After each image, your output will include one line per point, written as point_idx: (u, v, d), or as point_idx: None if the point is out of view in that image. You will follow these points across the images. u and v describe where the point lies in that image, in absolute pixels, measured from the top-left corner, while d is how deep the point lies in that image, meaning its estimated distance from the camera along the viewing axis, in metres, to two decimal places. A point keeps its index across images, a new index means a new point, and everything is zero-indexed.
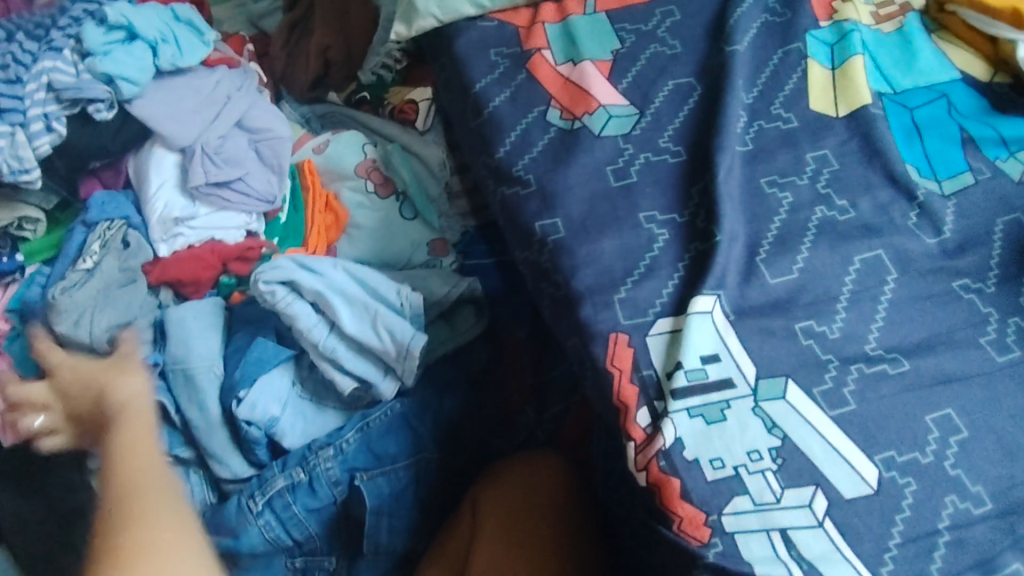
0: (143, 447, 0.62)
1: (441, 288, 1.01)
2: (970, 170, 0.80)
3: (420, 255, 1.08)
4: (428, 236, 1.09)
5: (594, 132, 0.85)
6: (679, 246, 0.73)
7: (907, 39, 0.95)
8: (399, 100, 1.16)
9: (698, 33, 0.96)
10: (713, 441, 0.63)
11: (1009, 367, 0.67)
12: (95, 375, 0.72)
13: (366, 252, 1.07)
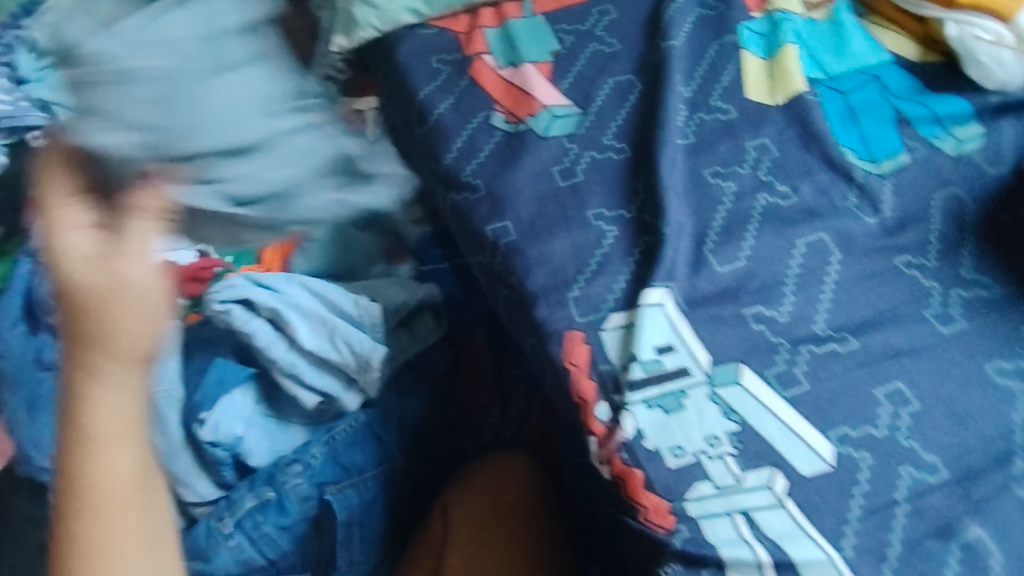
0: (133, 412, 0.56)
1: (398, 295, 1.00)
2: (905, 149, 0.82)
3: (376, 266, 1.07)
4: (382, 244, 1.08)
5: (539, 134, 0.87)
6: (628, 242, 0.75)
7: (838, 24, 0.97)
8: None
9: (636, 31, 0.98)
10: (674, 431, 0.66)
11: (953, 338, 0.70)
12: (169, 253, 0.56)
13: (320, 263, 1.04)
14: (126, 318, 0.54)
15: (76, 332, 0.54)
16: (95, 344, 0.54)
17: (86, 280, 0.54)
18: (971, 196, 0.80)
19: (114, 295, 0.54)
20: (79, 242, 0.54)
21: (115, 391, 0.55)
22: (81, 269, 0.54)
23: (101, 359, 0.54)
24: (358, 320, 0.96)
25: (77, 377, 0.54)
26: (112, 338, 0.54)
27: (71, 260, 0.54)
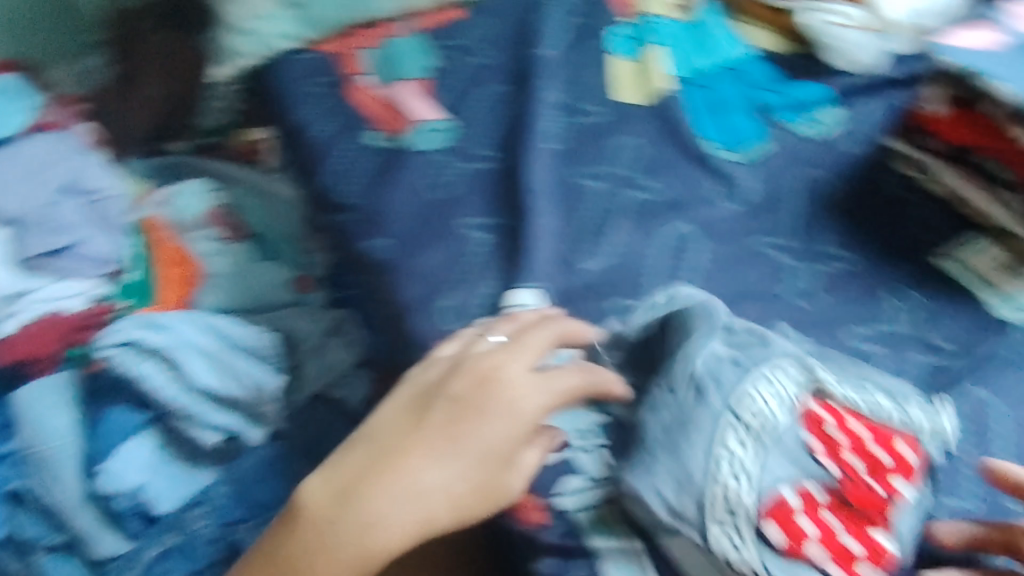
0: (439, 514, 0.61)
1: (309, 325, 1.01)
2: (768, 136, 0.86)
3: (284, 294, 1.05)
4: (289, 274, 1.06)
5: (411, 149, 0.88)
6: (499, 248, 0.79)
7: (703, 25, 0.98)
8: (242, 142, 1.19)
9: (506, 36, 0.97)
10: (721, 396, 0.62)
11: (809, 309, 0.75)
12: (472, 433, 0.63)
13: (226, 300, 1.04)
14: (436, 458, 0.61)
15: (364, 435, 0.64)
16: (416, 472, 0.61)
17: (479, 490, 0.61)
18: (832, 174, 0.84)
19: (449, 489, 0.61)
20: (517, 475, 0.63)
21: (365, 517, 0.59)
22: (458, 489, 0.61)
23: (428, 469, 0.61)
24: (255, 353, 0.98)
25: (374, 474, 0.61)
26: (422, 488, 0.60)
27: (510, 482, 0.63)
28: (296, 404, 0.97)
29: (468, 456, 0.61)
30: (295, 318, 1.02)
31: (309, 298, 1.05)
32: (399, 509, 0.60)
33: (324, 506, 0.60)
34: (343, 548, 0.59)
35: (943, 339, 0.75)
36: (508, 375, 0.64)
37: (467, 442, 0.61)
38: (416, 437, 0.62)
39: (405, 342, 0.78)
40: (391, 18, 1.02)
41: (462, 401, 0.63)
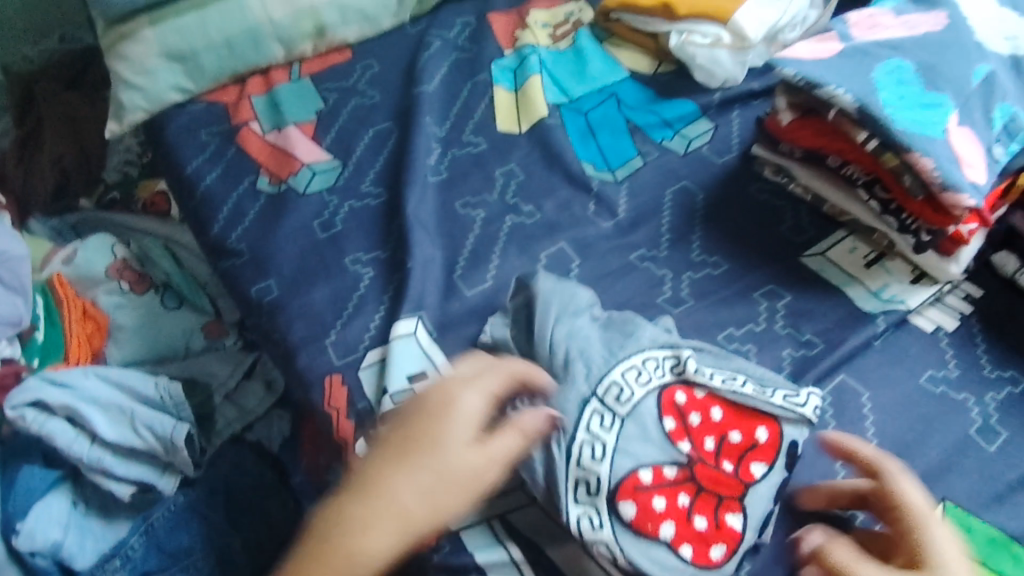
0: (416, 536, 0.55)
1: (223, 369, 1.04)
2: (638, 155, 0.91)
3: (197, 341, 1.07)
4: (200, 320, 1.08)
5: (299, 191, 0.91)
6: (381, 280, 0.83)
7: (579, 49, 1.01)
8: (149, 193, 1.19)
9: (391, 75, 1.03)
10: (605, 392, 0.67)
11: (683, 315, 0.78)
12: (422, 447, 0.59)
13: (136, 353, 1.05)
14: (400, 469, 0.56)
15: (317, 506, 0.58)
16: (385, 491, 0.55)
17: (452, 479, 0.56)
18: (700, 185, 0.88)
19: (412, 491, 0.55)
20: (474, 454, 0.57)
21: (351, 545, 0.53)
22: (423, 502, 0.55)
23: (394, 484, 0.55)
24: (161, 403, 0.97)
25: (335, 523, 0.54)
26: (395, 496, 0.55)
27: (467, 461, 0.57)
28: (209, 451, 0.99)
29: (424, 458, 0.56)
30: (206, 362, 1.04)
31: (221, 343, 1.08)
32: (373, 522, 0.54)
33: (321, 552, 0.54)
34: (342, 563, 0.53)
35: (810, 333, 0.77)
36: (442, 383, 0.61)
37: (421, 442, 0.57)
38: (371, 466, 0.57)
39: (298, 380, 0.79)
40: (281, 62, 1.05)
41: (415, 417, 0.59)
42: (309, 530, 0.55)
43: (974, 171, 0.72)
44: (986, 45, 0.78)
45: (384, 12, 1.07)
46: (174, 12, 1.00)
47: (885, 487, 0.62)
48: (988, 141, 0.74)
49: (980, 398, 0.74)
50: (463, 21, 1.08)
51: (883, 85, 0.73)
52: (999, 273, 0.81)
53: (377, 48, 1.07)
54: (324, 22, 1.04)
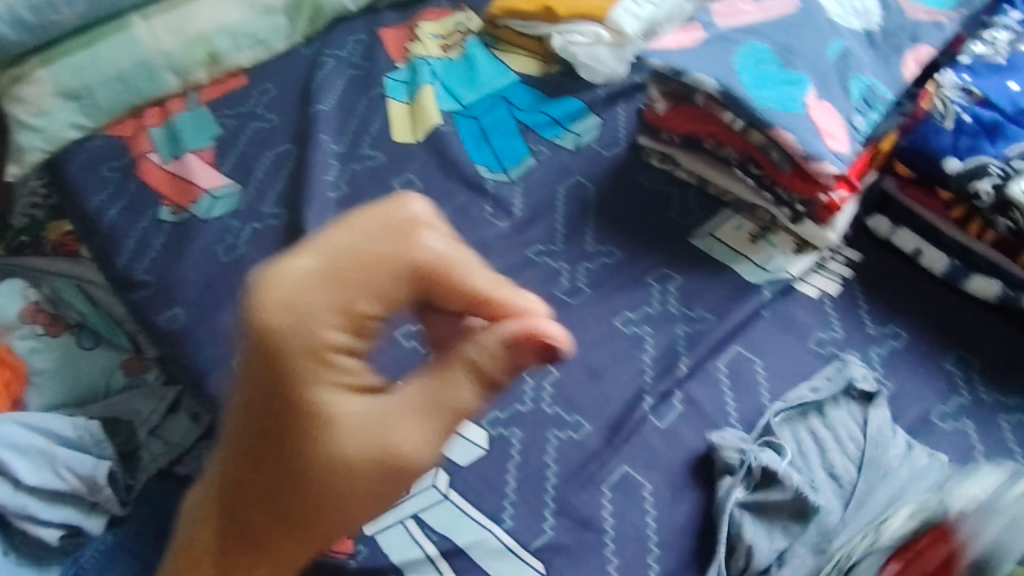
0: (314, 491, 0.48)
1: (148, 405, 1.03)
2: (530, 154, 0.94)
3: (117, 380, 1.07)
4: (120, 358, 1.08)
5: (200, 218, 0.92)
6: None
7: (469, 58, 1.04)
8: (58, 235, 1.18)
9: (287, 95, 1.04)
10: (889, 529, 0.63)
11: (582, 303, 0.81)
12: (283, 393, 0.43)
13: (55, 398, 1.03)
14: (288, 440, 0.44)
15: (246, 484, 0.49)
16: (252, 465, 0.46)
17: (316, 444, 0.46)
18: (592, 179, 0.91)
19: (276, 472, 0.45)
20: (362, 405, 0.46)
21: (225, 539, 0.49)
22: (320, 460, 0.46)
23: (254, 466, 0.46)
24: (81, 442, 0.96)
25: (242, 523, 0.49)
26: (262, 469, 0.46)
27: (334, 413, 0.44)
28: (136, 488, 0.99)
29: (302, 437, 0.44)
30: (129, 399, 1.04)
31: (143, 378, 1.07)
32: (227, 487, 0.47)
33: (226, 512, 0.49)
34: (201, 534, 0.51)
35: (701, 310, 0.80)
36: (288, 296, 0.41)
37: (296, 429, 0.44)
38: (243, 430, 0.46)
39: (209, 404, 0.80)
40: (176, 92, 1.05)
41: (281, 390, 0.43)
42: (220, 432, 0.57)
43: (836, 142, 0.76)
44: (837, 22, 0.84)
45: (276, 35, 1.09)
46: (65, 50, 1.00)
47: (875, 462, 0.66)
48: (848, 113, 0.79)
49: (864, 354, 0.77)
50: (355, 38, 1.10)
51: (742, 68, 0.78)
52: (875, 235, 0.84)
53: (273, 70, 1.08)
54: (216, 49, 1.06)
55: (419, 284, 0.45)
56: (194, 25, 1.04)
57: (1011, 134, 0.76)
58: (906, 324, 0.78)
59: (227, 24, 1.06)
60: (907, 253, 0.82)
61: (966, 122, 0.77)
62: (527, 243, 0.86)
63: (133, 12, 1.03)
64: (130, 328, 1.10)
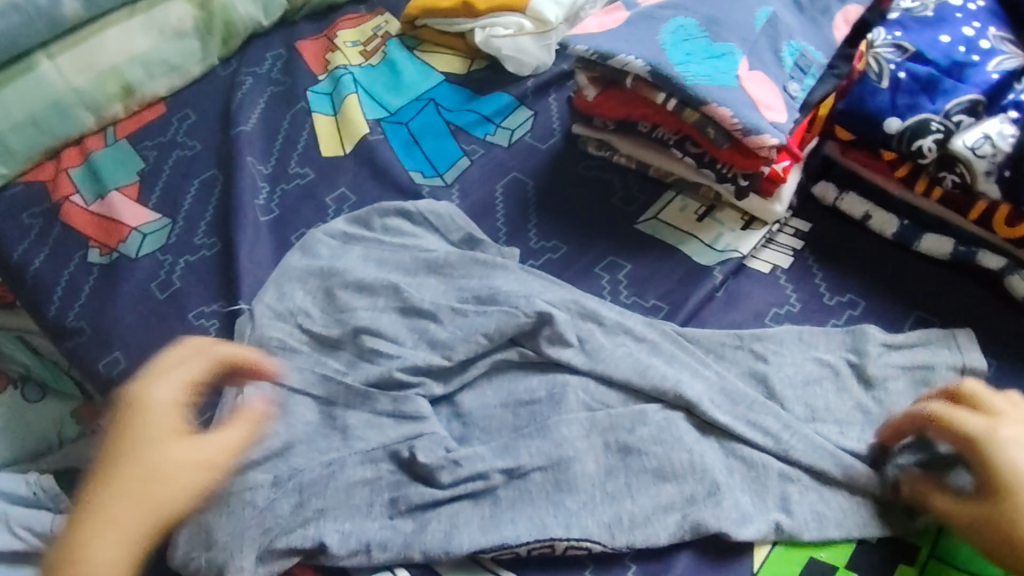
0: (183, 471, 0.65)
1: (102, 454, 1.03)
2: (465, 154, 0.90)
3: (69, 428, 1.05)
4: (69, 408, 1.07)
5: (131, 258, 0.90)
6: (226, 332, 0.82)
7: (391, 63, 1.00)
8: None
9: (209, 120, 1.01)
10: (467, 290, 0.78)
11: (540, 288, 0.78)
12: (155, 414, 0.67)
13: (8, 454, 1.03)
14: (115, 480, 0.64)
15: (151, 470, 0.64)
16: (125, 425, 0.67)
17: (133, 505, 0.63)
18: (530, 173, 0.88)
19: (135, 414, 0.67)
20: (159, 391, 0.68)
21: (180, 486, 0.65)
22: (170, 451, 0.65)
23: (108, 498, 0.63)
24: (37, 499, 0.95)
25: (148, 444, 0.65)
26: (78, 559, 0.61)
27: (154, 404, 0.67)
28: None
29: (129, 415, 0.67)
30: (82, 447, 1.02)
31: (94, 424, 1.04)
32: (174, 481, 0.65)
33: (131, 498, 0.63)
34: (159, 496, 0.64)
35: (655, 298, 0.78)
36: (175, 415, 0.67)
37: (137, 457, 0.65)
38: (166, 444, 0.66)
39: None
40: (93, 128, 1.01)
41: (120, 428, 0.66)
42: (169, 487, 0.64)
43: (773, 112, 0.75)
44: None
45: (190, 59, 1.04)
46: None
47: (979, 448, 0.60)
48: (783, 80, 0.78)
49: (822, 327, 0.75)
50: (274, 54, 1.06)
51: (670, 46, 0.77)
52: (823, 203, 0.83)
53: (192, 97, 1.04)
54: (129, 80, 1.01)
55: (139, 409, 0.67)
56: (103, 58, 1.00)
57: (949, 88, 0.74)
58: (863, 290, 0.77)
59: (137, 52, 1.01)
60: (857, 219, 0.81)
61: (902, 80, 0.75)
62: (472, 243, 0.83)
63: (38, 52, 0.98)
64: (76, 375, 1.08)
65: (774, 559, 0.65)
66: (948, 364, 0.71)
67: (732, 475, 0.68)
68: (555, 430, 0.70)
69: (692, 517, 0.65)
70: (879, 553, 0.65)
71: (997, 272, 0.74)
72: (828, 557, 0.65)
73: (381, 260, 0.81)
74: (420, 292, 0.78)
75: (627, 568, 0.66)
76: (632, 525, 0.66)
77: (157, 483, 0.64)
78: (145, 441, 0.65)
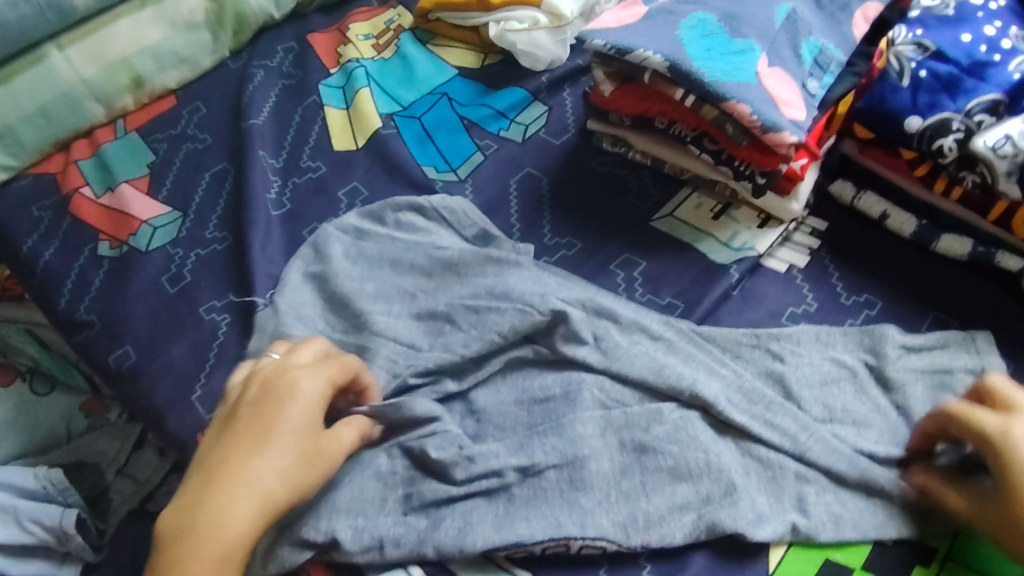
0: (296, 472, 0.63)
1: (111, 447, 1.04)
2: (478, 149, 0.90)
3: (78, 423, 1.06)
4: (77, 401, 1.07)
5: (141, 251, 0.89)
6: (238, 326, 0.82)
7: (405, 56, 0.99)
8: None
9: (220, 113, 1.00)
10: (478, 288, 0.77)
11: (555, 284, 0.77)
12: (295, 403, 0.65)
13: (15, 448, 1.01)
14: (252, 452, 0.62)
15: (267, 458, 0.62)
16: (267, 400, 0.65)
17: (266, 480, 0.61)
18: (544, 169, 0.88)
19: (281, 395, 0.65)
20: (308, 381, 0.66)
21: (285, 486, 0.62)
22: (286, 452, 0.63)
23: (229, 469, 0.61)
24: (45, 492, 0.94)
25: (269, 436, 0.63)
26: (204, 520, 0.59)
27: (295, 390, 0.66)
28: (108, 532, 0.98)
29: (268, 395, 0.65)
30: (92, 444, 1.03)
31: (103, 419, 1.06)
32: (278, 479, 0.62)
33: (235, 481, 0.61)
34: (264, 490, 0.61)
35: (670, 296, 0.77)
36: (311, 413, 0.65)
37: (256, 442, 0.63)
38: (293, 439, 0.64)
39: (171, 443, 0.79)
40: (103, 120, 1.01)
41: (254, 404, 0.65)
42: (274, 484, 0.62)
43: (792, 109, 0.74)
44: None
45: (201, 51, 1.04)
46: None
47: (999, 450, 0.59)
48: (802, 77, 0.77)
49: (839, 327, 0.74)
50: (285, 47, 1.05)
51: (689, 41, 0.76)
52: (840, 202, 0.82)
53: (203, 89, 1.03)
54: (139, 71, 1.00)
55: (277, 391, 0.66)
56: (113, 49, 0.99)
57: (970, 88, 0.74)
58: (880, 290, 0.76)
59: (147, 44, 1.00)
60: (875, 218, 0.80)
61: (923, 78, 0.75)
62: (486, 240, 0.82)
63: (47, 42, 0.97)
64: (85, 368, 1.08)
65: (790, 560, 0.64)
66: (967, 367, 0.70)
67: (749, 475, 0.67)
68: (570, 428, 0.69)
69: (708, 518, 0.64)
70: (896, 555, 0.64)
71: (1015, 273, 0.74)
72: (844, 558, 0.64)
73: (394, 259, 0.81)
74: (435, 295, 0.78)
75: (642, 567, 0.65)
76: (647, 524, 0.65)
77: (271, 478, 0.62)
78: (277, 421, 0.64)
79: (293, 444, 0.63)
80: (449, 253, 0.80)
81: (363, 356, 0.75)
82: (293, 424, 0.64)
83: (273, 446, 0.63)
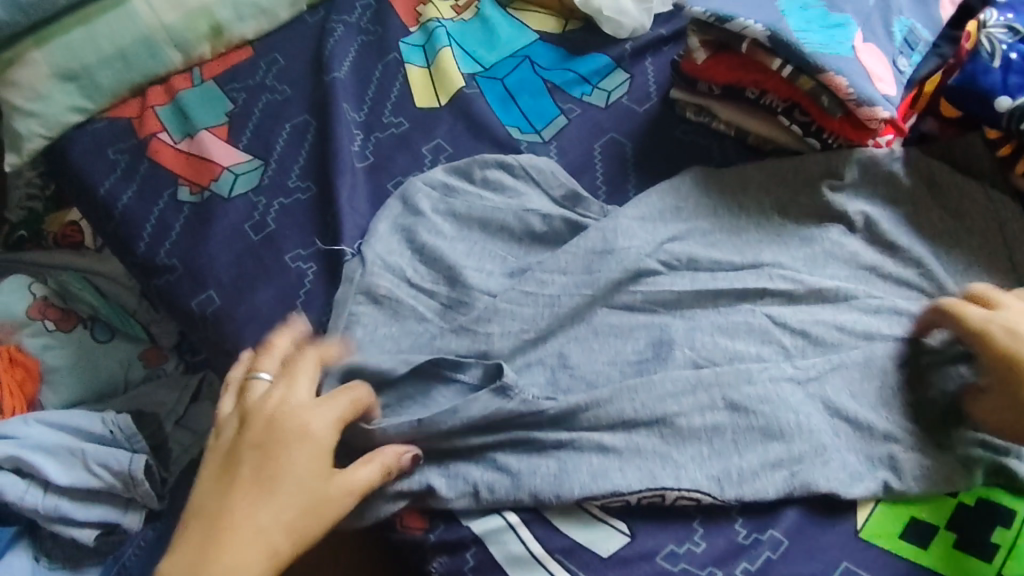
0: (302, 521, 0.61)
1: (171, 396, 1.03)
2: (561, 113, 0.91)
3: (136, 372, 1.05)
4: (136, 350, 1.06)
5: (224, 197, 0.90)
6: (325, 274, 0.83)
7: (485, 19, 1.00)
8: (59, 225, 1.12)
9: (298, 65, 1.01)
10: (578, 245, 0.78)
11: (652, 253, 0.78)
12: (303, 445, 0.63)
13: (74, 395, 1.01)
14: (251, 502, 0.61)
15: (269, 506, 0.61)
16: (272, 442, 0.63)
17: (268, 531, 0.60)
18: (627, 135, 0.89)
19: (289, 434, 0.63)
20: (316, 418, 0.64)
21: (292, 533, 0.61)
22: (295, 499, 0.61)
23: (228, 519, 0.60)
24: (110, 438, 0.96)
25: (274, 481, 0.61)
26: None
27: (305, 427, 0.64)
28: (170, 482, 0.99)
29: (272, 432, 0.63)
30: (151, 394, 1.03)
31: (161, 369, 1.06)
32: (285, 529, 0.60)
33: (235, 531, 0.59)
34: (264, 542, 0.60)
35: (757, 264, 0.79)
36: (324, 451, 0.64)
37: (259, 489, 0.61)
38: (301, 484, 0.62)
39: None
40: (180, 67, 1.01)
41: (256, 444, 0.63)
42: (277, 536, 0.60)
43: (885, 84, 0.78)
44: None
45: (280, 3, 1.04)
46: (61, 29, 0.96)
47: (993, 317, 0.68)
48: (893, 54, 0.81)
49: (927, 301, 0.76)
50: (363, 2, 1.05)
51: (789, 11, 0.79)
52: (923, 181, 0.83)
53: (280, 41, 1.03)
54: (219, 20, 1.01)
55: (283, 429, 0.63)
56: None
57: None
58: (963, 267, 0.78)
59: None
60: None
61: (1014, 60, 0.78)
62: (574, 200, 0.84)
63: None
64: (144, 318, 1.08)
65: (877, 517, 0.67)
66: None
67: (839, 436, 0.70)
68: (660, 385, 0.70)
69: (802, 476, 0.67)
70: (976, 516, 0.67)
71: None
72: (929, 517, 0.67)
73: (484, 218, 0.82)
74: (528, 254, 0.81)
75: (734, 522, 0.68)
76: (740, 479, 0.67)
77: (272, 529, 0.60)
78: (282, 465, 0.62)
79: (302, 492, 0.62)
80: (539, 217, 0.81)
81: (457, 309, 0.77)
82: (299, 469, 0.62)
83: (276, 496, 0.61)
